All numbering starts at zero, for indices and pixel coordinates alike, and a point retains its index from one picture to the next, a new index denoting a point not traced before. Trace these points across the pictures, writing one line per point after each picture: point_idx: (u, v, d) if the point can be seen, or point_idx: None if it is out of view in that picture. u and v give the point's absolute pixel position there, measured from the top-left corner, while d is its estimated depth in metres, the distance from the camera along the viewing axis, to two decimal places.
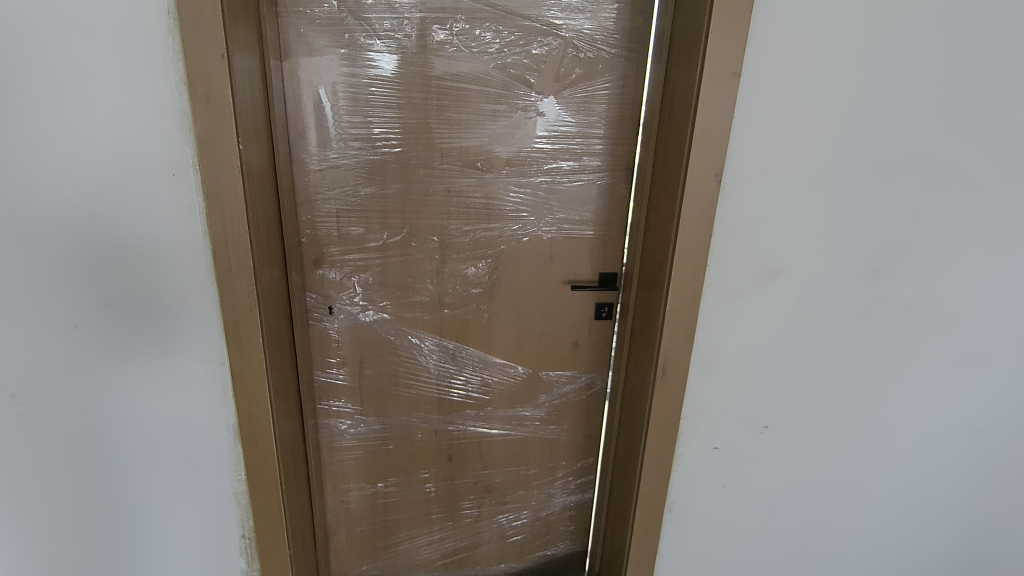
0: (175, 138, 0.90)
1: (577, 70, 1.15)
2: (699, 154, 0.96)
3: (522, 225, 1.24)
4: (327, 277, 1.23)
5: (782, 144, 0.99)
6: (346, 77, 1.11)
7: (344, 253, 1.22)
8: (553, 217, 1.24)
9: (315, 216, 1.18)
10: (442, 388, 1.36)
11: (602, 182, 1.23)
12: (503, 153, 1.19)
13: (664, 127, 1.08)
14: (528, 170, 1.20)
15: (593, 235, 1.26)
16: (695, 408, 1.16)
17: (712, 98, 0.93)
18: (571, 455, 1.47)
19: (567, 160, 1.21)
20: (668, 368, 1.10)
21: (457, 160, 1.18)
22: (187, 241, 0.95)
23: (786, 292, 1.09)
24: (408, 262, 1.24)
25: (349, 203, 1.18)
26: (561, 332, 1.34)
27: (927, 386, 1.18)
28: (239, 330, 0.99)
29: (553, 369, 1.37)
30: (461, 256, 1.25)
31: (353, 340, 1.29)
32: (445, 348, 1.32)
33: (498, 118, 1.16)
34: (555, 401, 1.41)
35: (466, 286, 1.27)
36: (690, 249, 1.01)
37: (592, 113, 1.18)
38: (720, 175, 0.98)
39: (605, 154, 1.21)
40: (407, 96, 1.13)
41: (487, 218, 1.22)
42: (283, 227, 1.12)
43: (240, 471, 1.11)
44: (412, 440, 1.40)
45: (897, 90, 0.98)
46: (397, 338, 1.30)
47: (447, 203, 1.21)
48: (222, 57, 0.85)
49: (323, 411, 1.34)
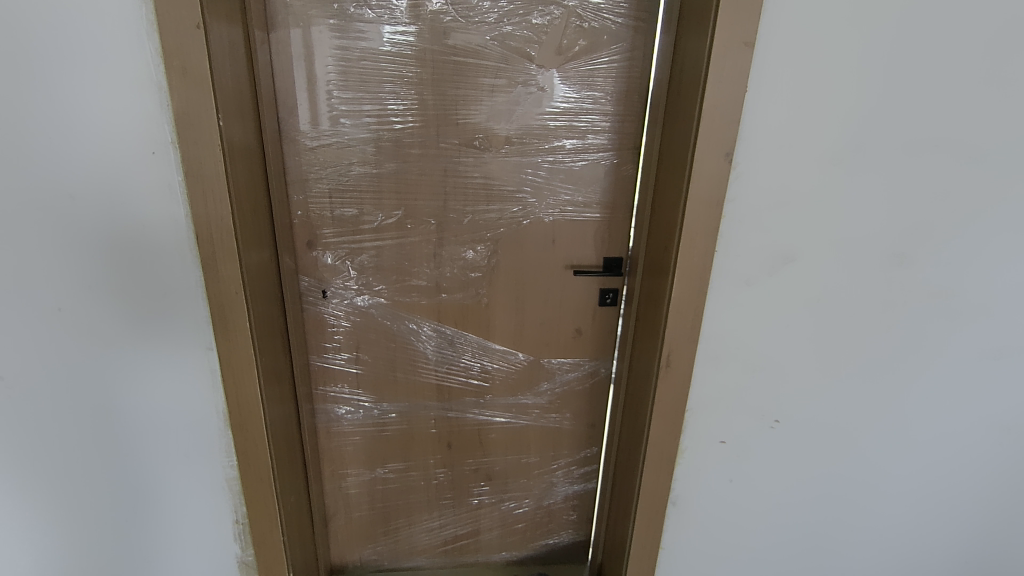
0: (152, 114, 0.86)
1: (581, 42, 1.08)
2: (708, 131, 0.89)
3: (523, 207, 1.18)
4: (321, 260, 1.19)
5: (800, 120, 0.92)
6: (335, 50, 1.05)
7: (338, 235, 1.17)
8: (556, 198, 1.18)
9: (307, 197, 1.14)
10: (441, 374, 1.32)
11: (607, 161, 1.16)
12: (503, 130, 1.13)
13: (671, 101, 1.01)
14: (528, 150, 1.14)
15: (598, 217, 1.20)
16: (702, 401, 1.11)
17: (723, 71, 0.86)
18: (573, 444, 1.44)
19: (570, 139, 1.14)
20: (673, 359, 1.04)
21: (454, 137, 1.13)
22: (168, 222, 0.91)
23: (800, 281, 1.02)
24: (404, 245, 1.20)
25: (342, 183, 1.14)
26: (564, 318, 1.29)
27: (950, 380, 1.11)
28: (226, 314, 0.96)
29: (556, 356, 1.33)
30: (459, 239, 1.20)
31: (349, 326, 1.26)
32: (443, 333, 1.28)
33: (497, 93, 1.10)
34: (557, 389, 1.37)
35: (465, 270, 1.22)
36: (699, 234, 0.95)
37: (597, 87, 1.11)
38: (731, 154, 0.91)
39: (611, 132, 1.14)
40: (401, 70, 1.07)
41: (486, 199, 1.17)
42: (273, 207, 1.09)
43: (231, 457, 1.09)
44: (411, 427, 1.37)
45: (927, 60, 0.90)
46: (394, 323, 1.26)
47: (445, 183, 1.16)
48: (198, 27, 0.81)
49: (320, 397, 1.32)
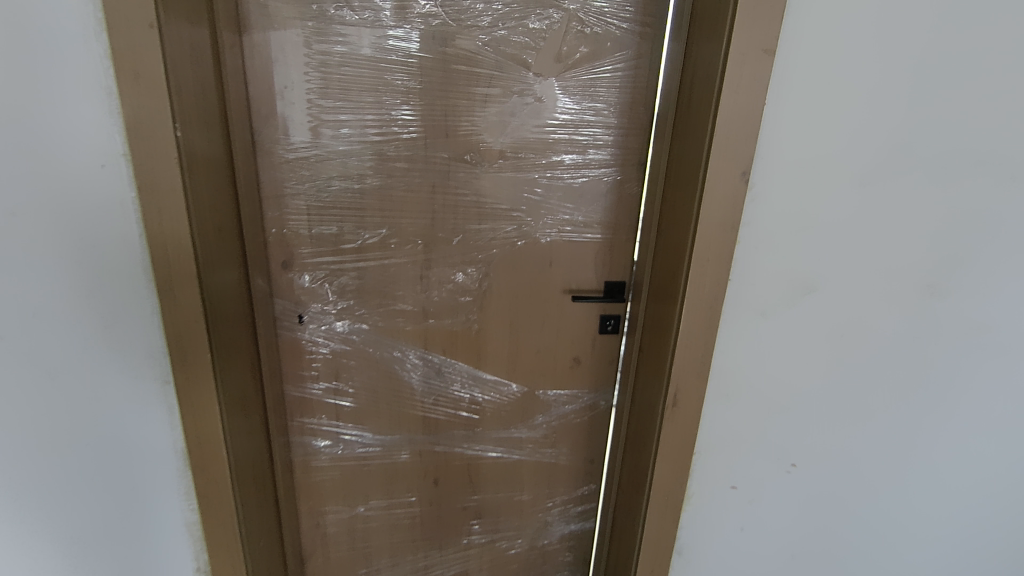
0: (100, 123, 0.77)
1: (582, 49, 0.99)
2: (721, 147, 0.80)
3: (517, 226, 1.09)
4: (298, 282, 1.09)
5: (825, 136, 0.83)
6: (314, 54, 0.96)
7: (316, 255, 1.08)
8: (553, 218, 1.09)
9: (284, 213, 1.05)
10: (428, 406, 1.22)
11: (610, 178, 1.07)
12: (496, 144, 1.04)
13: (679, 115, 0.92)
14: (524, 165, 1.05)
15: (598, 238, 1.11)
16: (712, 442, 1.01)
17: (740, 81, 0.77)
18: (570, 480, 1.33)
19: (569, 153, 1.06)
20: (680, 397, 0.94)
21: (444, 151, 1.03)
22: (121, 245, 0.82)
23: (822, 313, 0.93)
24: (388, 266, 1.10)
25: (321, 199, 1.04)
26: (561, 346, 1.20)
27: (985, 423, 1.01)
28: (185, 345, 0.87)
29: (552, 387, 1.23)
30: (449, 261, 1.10)
31: (328, 354, 1.16)
32: (430, 362, 1.18)
33: (491, 103, 1.01)
34: (553, 422, 1.27)
35: (455, 294, 1.13)
36: (711, 260, 0.86)
37: (598, 98, 1.02)
38: (749, 173, 0.82)
39: (613, 147, 1.05)
40: (385, 77, 0.98)
41: (478, 218, 1.08)
42: (244, 225, 0.99)
43: (193, 500, 0.99)
44: (395, 461, 1.27)
45: (966, 73, 0.81)
46: (377, 351, 1.16)
47: (433, 201, 1.06)
48: (152, 27, 0.72)
49: (297, 429, 1.22)
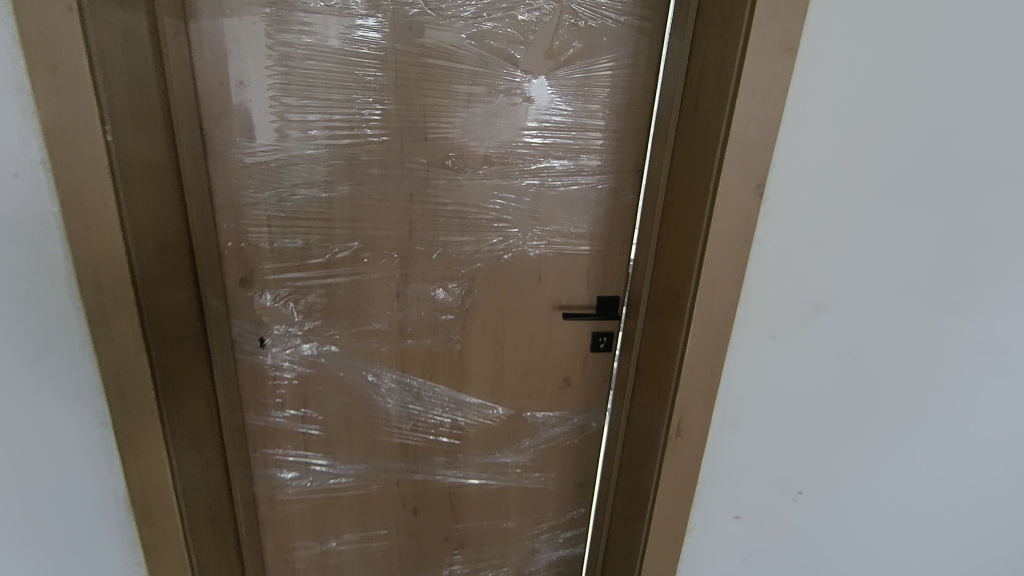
0: (10, 123, 0.62)
1: (575, 45, 0.90)
2: (735, 157, 0.72)
3: (503, 238, 1.00)
4: (259, 301, 0.98)
5: (844, 146, 0.75)
6: (273, 45, 0.84)
7: (279, 271, 0.96)
8: (542, 229, 1.00)
9: (241, 225, 0.92)
10: (405, 432, 1.12)
11: (604, 186, 0.99)
12: (479, 148, 0.94)
13: (683, 119, 0.84)
14: (511, 171, 0.96)
15: (590, 251, 1.03)
16: (716, 471, 0.93)
17: (756, 84, 0.69)
18: (558, 505, 1.25)
19: (560, 159, 0.96)
20: (684, 426, 0.87)
21: (422, 156, 0.93)
22: (40, 267, 0.68)
23: (835, 333, 0.86)
24: (360, 283, 0.99)
25: (283, 209, 0.93)
26: (550, 366, 1.11)
27: (996, 445, 0.97)
28: (123, 382, 0.75)
29: (540, 409, 1.15)
30: (428, 276, 1.00)
31: (294, 379, 1.04)
32: (407, 385, 1.08)
33: (474, 103, 0.91)
34: (541, 445, 1.18)
35: (435, 312, 1.03)
36: (720, 280, 0.78)
37: (592, 99, 0.93)
38: (763, 186, 0.74)
39: (608, 153, 0.97)
40: (355, 72, 0.87)
41: (460, 230, 0.98)
42: (193, 239, 0.87)
43: (139, 554, 0.86)
44: (370, 492, 1.17)
45: (996, 77, 0.74)
46: (349, 375, 1.06)
47: (411, 211, 0.96)
48: (72, 10, 0.59)
49: (260, 460, 1.11)
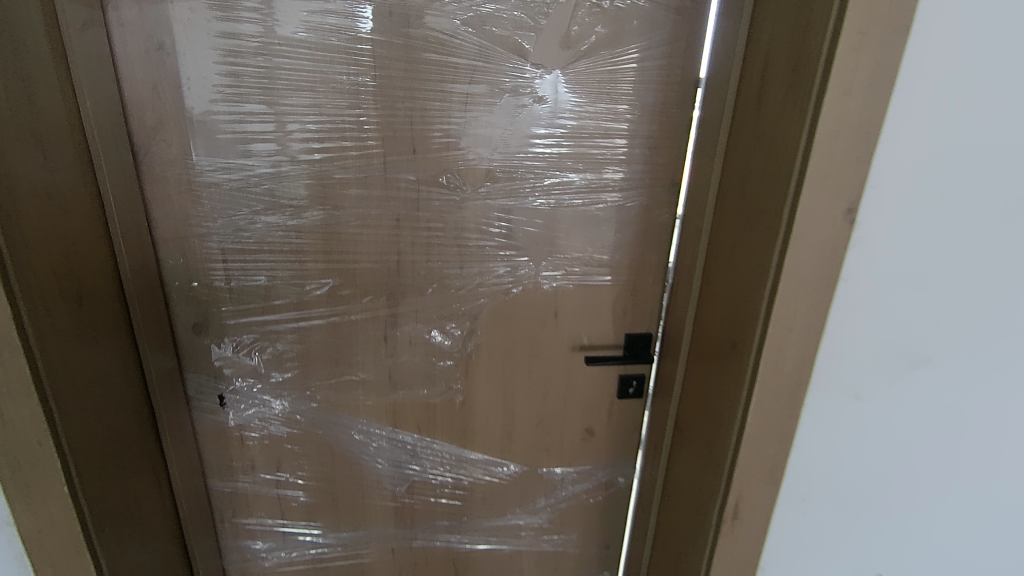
0: None
1: (598, 31, 0.72)
2: (819, 173, 0.54)
3: (511, 269, 0.82)
4: (217, 350, 0.81)
5: (964, 156, 0.57)
6: (217, 37, 0.66)
7: (240, 316, 0.79)
8: (559, 258, 0.82)
9: (188, 261, 0.75)
10: (399, 495, 0.96)
11: (633, 204, 0.81)
12: (481, 162, 0.76)
13: (738, 123, 0.66)
14: (520, 189, 0.78)
15: (617, 282, 0.85)
16: (779, 555, 0.76)
17: (851, 76, 0.51)
18: (581, 570, 1.08)
19: (579, 173, 0.79)
20: (743, 506, 0.69)
21: (411, 173, 0.75)
22: None
23: (937, 391, 0.68)
24: (340, 327, 0.82)
25: (240, 240, 0.75)
26: (569, 415, 0.94)
27: None
28: (28, 475, 0.57)
29: (557, 463, 0.98)
30: (421, 317, 0.83)
31: (263, 439, 0.88)
32: (400, 442, 0.92)
33: (473, 106, 0.73)
34: (559, 504, 1.01)
35: (431, 358, 0.86)
36: (794, 330, 0.61)
37: (619, 97, 0.76)
38: (855, 211, 0.56)
39: (638, 164, 0.79)
40: (323, 69, 0.69)
41: (460, 261, 0.81)
42: (125, 284, 0.70)
43: None
44: (360, 562, 1.00)
45: None
46: (330, 432, 0.89)
47: (398, 239, 0.78)
48: None
49: (229, 531, 0.94)
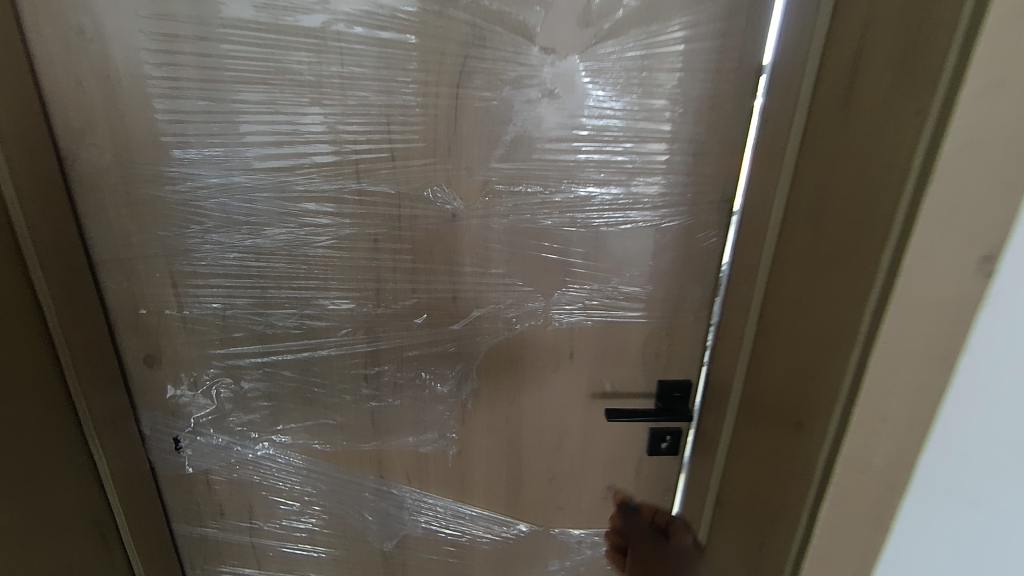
0: None
1: (627, 4, 0.56)
2: (945, 205, 0.37)
3: (516, 301, 0.67)
4: (173, 386, 0.70)
5: None
6: (148, 19, 0.54)
7: (197, 348, 0.68)
8: (575, 289, 0.67)
9: (133, 286, 0.64)
10: (388, 550, 0.83)
11: (670, 224, 0.64)
12: (477, 171, 0.61)
13: (820, 130, 0.48)
14: (526, 204, 0.63)
15: (648, 319, 0.68)
16: None
17: (1005, 60, 0.33)
18: None
19: (602, 185, 0.63)
20: None
21: (390, 184, 0.61)
22: None
23: None
24: (312, 363, 0.69)
25: (191, 262, 0.63)
26: (588, 472, 0.78)
27: None
28: None
29: (574, 525, 0.82)
30: (407, 354, 0.69)
31: (232, 483, 0.77)
32: (387, 493, 0.79)
33: (466, 102, 0.58)
34: (575, 570, 0.86)
35: (421, 402, 0.72)
36: (891, 421, 0.43)
37: (654, 90, 0.59)
38: (999, 258, 0.38)
39: (677, 174, 0.62)
40: (279, 57, 0.56)
41: (452, 290, 0.66)
42: (50, 325, 0.58)
43: None
44: None
45: None
46: (307, 479, 0.77)
47: (377, 264, 0.64)
48: None
49: None
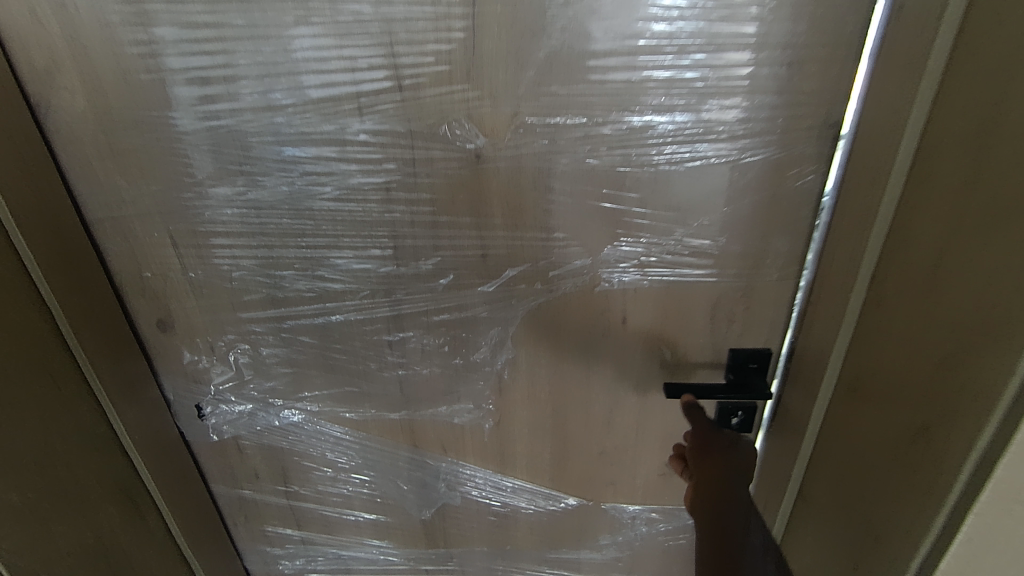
0: None
1: None
2: None
3: (556, 257, 0.56)
4: (190, 352, 0.65)
5: None
6: None
7: (209, 312, 0.62)
8: (628, 242, 0.55)
9: (132, 247, 0.58)
10: (428, 518, 0.78)
11: (752, 158, 0.50)
12: (503, 100, 0.49)
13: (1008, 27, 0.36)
14: (565, 140, 0.51)
15: (719, 278, 0.56)
16: None
17: None
18: None
19: (662, 111, 0.49)
20: None
21: (399, 121, 0.51)
22: None
23: None
24: (330, 328, 0.63)
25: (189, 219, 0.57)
26: (643, 447, 0.69)
27: None
28: None
29: (628, 501, 0.74)
30: (433, 319, 0.61)
31: (263, 449, 0.73)
32: (422, 463, 0.73)
33: (485, 10, 0.46)
34: (629, 546, 0.78)
35: (452, 370, 0.64)
36: None
37: None
38: None
39: (762, 93, 0.48)
40: None
41: (480, 247, 0.56)
42: (44, 294, 0.53)
43: None
44: None
45: None
46: (337, 446, 0.72)
47: (391, 217, 0.55)
48: None
49: (244, 538, 0.83)
